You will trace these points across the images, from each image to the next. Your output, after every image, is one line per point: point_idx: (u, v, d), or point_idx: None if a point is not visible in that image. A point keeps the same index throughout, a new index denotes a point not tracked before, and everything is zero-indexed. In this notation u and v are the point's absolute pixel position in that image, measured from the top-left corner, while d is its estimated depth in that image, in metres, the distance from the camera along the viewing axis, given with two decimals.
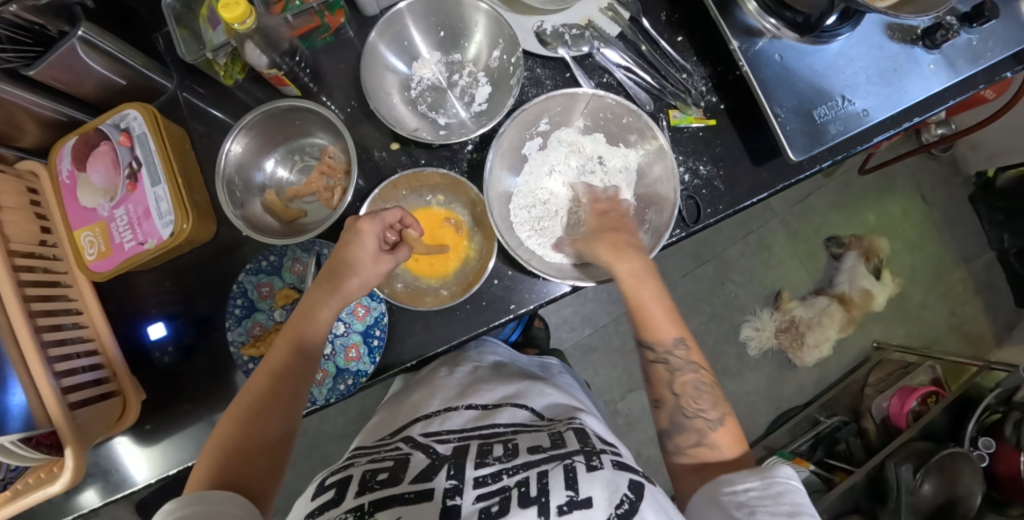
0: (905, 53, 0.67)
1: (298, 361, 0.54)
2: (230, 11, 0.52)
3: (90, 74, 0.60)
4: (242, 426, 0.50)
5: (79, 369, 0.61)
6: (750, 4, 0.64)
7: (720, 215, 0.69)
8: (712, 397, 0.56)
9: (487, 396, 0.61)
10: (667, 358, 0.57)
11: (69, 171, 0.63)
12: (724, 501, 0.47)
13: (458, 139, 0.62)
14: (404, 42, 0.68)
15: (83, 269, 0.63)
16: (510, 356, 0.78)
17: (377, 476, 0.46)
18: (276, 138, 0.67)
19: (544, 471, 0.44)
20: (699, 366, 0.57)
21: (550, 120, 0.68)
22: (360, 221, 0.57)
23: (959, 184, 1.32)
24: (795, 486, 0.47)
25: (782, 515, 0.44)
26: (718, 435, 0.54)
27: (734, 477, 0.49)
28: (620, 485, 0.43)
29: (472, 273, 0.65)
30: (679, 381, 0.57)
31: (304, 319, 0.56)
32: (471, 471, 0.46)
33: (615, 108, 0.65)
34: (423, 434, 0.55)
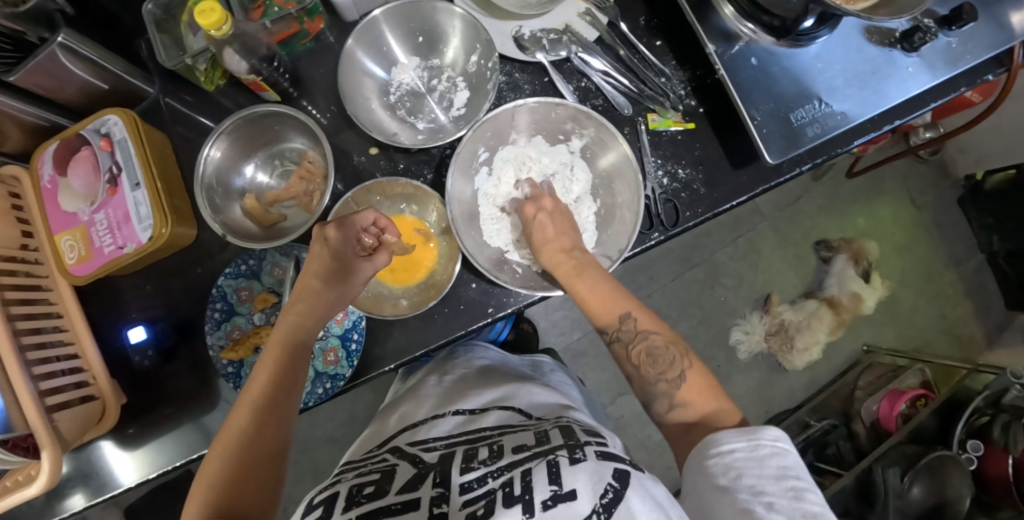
0: (884, 56, 0.67)
1: (280, 391, 0.52)
2: (206, 17, 0.52)
3: (72, 79, 0.61)
4: (230, 461, 0.47)
5: (58, 373, 0.61)
6: (726, 9, 0.65)
7: (698, 218, 0.69)
8: (670, 356, 0.55)
9: (475, 401, 0.62)
10: (619, 335, 0.58)
11: (50, 175, 0.63)
12: (712, 462, 0.46)
13: (435, 143, 0.63)
14: (382, 48, 0.69)
15: (64, 273, 0.63)
16: (500, 358, 0.78)
17: (363, 489, 0.45)
18: (255, 143, 0.67)
19: (527, 469, 0.44)
20: (649, 332, 0.57)
21: (487, 148, 0.68)
22: (330, 228, 0.56)
23: (949, 186, 1.32)
24: (782, 446, 0.46)
25: (768, 479, 0.44)
26: (686, 391, 0.54)
27: (719, 436, 0.47)
28: (604, 475, 0.42)
29: (434, 286, 0.64)
30: (634, 352, 0.57)
31: (290, 332, 0.55)
32: (457, 476, 0.46)
33: (562, 115, 0.66)
34: (409, 445, 0.54)
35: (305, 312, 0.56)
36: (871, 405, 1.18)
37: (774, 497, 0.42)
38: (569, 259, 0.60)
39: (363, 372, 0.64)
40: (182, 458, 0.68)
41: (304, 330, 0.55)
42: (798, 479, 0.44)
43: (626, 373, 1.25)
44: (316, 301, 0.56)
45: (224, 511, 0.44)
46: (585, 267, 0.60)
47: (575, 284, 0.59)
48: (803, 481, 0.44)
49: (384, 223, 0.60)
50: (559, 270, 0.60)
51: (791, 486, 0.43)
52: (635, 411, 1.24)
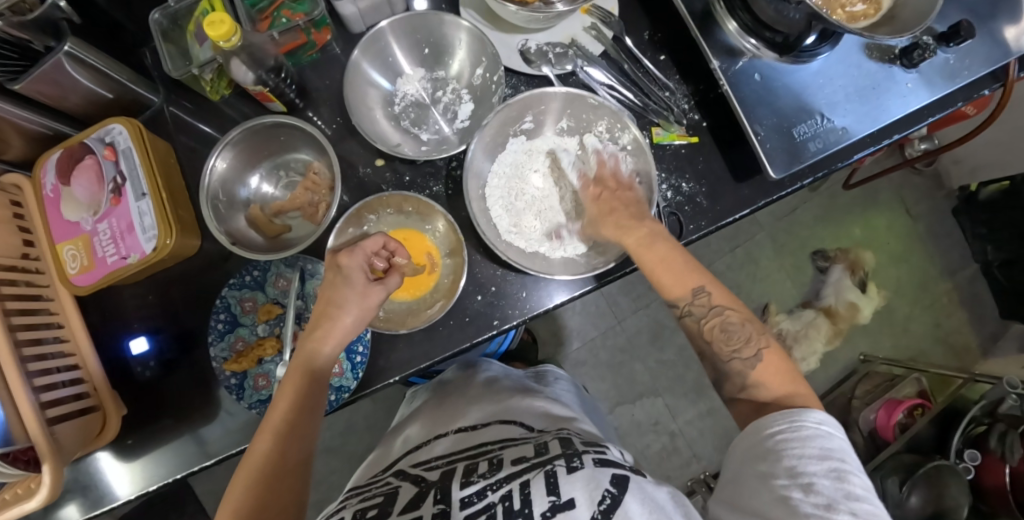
0: (884, 71, 0.68)
1: (300, 416, 0.51)
2: (216, 29, 0.52)
3: (76, 88, 0.61)
4: (252, 490, 0.47)
5: (59, 384, 0.61)
6: (730, 24, 0.66)
7: (702, 231, 0.70)
8: (745, 332, 0.55)
9: (479, 419, 0.61)
10: (690, 310, 0.57)
11: (53, 184, 0.63)
12: (758, 447, 0.47)
13: (440, 155, 0.63)
14: (388, 59, 0.69)
15: (66, 283, 0.63)
16: (504, 371, 0.78)
17: (366, 513, 0.45)
18: (260, 154, 0.67)
19: (526, 481, 0.44)
20: (725, 307, 0.56)
21: (534, 119, 0.68)
22: (341, 255, 0.56)
23: (943, 197, 1.34)
24: (828, 430, 0.46)
25: (811, 459, 0.43)
26: (762, 372, 0.54)
27: (766, 420, 0.48)
28: (602, 482, 0.42)
29: (413, 314, 0.64)
30: (707, 327, 0.56)
31: (309, 359, 0.54)
32: (457, 491, 0.45)
33: (596, 109, 0.66)
34: (411, 466, 0.54)
35: (324, 337, 0.55)
36: (869, 414, 1.19)
37: (817, 477, 0.42)
38: (637, 229, 0.58)
39: (366, 385, 0.64)
40: (182, 471, 0.67)
41: (321, 356, 0.55)
42: (841, 461, 0.43)
43: (625, 382, 1.25)
44: (335, 326, 0.55)
45: None
46: (654, 239, 0.58)
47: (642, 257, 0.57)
48: (848, 463, 0.43)
49: (393, 246, 0.60)
50: (625, 239, 0.58)
51: (835, 467, 0.43)
52: (634, 420, 1.25)
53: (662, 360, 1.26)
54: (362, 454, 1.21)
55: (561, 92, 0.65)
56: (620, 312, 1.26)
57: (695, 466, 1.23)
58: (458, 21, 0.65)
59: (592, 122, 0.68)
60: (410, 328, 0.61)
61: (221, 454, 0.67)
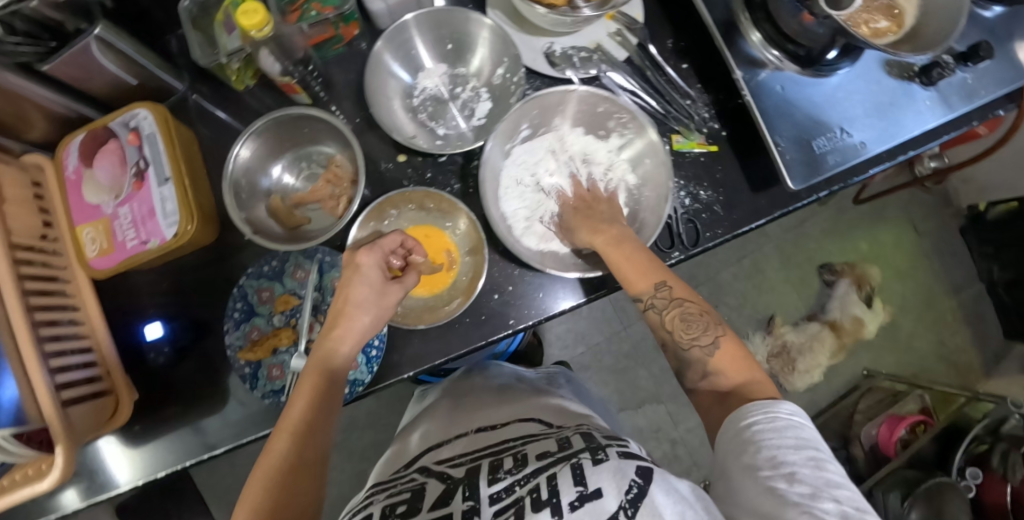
0: (902, 88, 0.69)
1: (318, 416, 0.51)
2: (248, 18, 0.53)
3: (103, 71, 0.61)
4: (273, 489, 0.46)
5: (73, 366, 0.61)
6: (754, 35, 0.67)
7: (718, 239, 0.70)
8: (705, 322, 0.56)
9: (496, 419, 0.62)
10: (653, 303, 0.58)
11: (75, 167, 0.64)
12: (737, 441, 0.47)
13: (449, 151, 0.64)
14: (410, 52, 0.69)
15: (84, 266, 0.63)
16: (516, 374, 0.78)
17: (395, 509, 0.45)
18: (284, 145, 0.67)
19: (553, 474, 0.44)
20: (684, 300, 0.57)
21: (530, 126, 0.68)
22: (359, 254, 0.57)
23: (950, 215, 1.35)
24: (800, 420, 0.46)
25: (788, 448, 0.44)
26: (719, 360, 0.55)
27: (741, 413, 0.48)
28: (627, 472, 0.42)
29: (431, 310, 0.64)
30: (668, 319, 0.57)
31: (327, 358, 0.54)
32: (485, 489, 0.46)
33: (591, 98, 0.66)
34: (435, 463, 0.54)
35: (341, 338, 0.55)
36: (870, 430, 1.19)
37: (797, 466, 0.42)
38: (608, 230, 0.61)
39: (380, 379, 0.64)
40: (190, 459, 0.67)
41: (339, 356, 0.55)
42: (816, 449, 0.44)
43: (628, 388, 1.26)
44: (352, 325, 0.55)
45: None
46: (624, 239, 0.60)
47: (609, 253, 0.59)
48: (822, 451, 0.44)
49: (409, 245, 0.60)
50: (596, 239, 0.61)
51: (812, 456, 0.43)
52: (635, 426, 1.25)
53: (666, 367, 1.26)
54: (363, 451, 1.21)
55: (573, 91, 0.65)
56: (625, 317, 1.26)
57: (695, 474, 1.23)
58: (482, 19, 0.65)
59: (597, 107, 0.67)
60: (428, 324, 0.61)
61: (230, 444, 0.67)
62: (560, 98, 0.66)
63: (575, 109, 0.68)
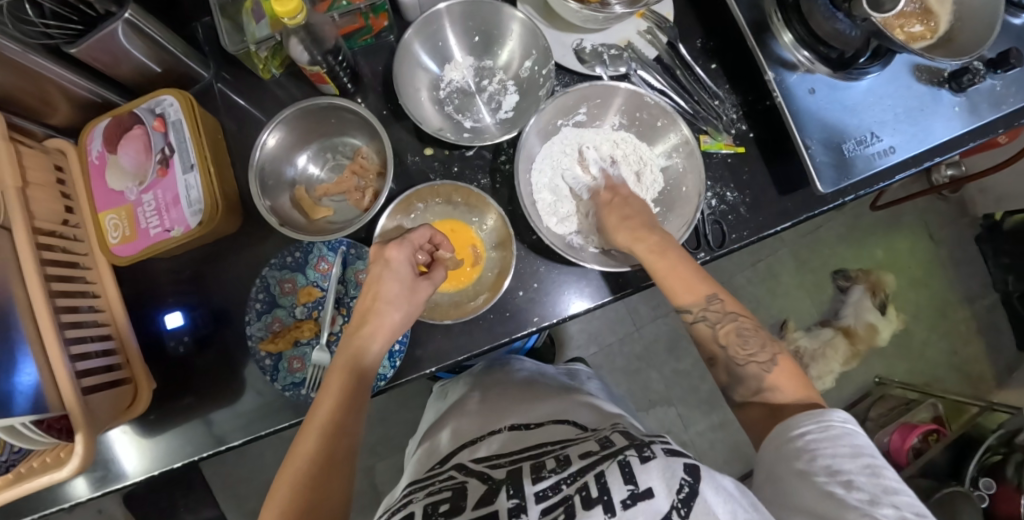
0: (931, 95, 0.69)
1: (345, 414, 0.49)
2: (282, 4, 0.52)
3: (130, 56, 0.61)
4: (302, 489, 0.45)
5: (93, 353, 0.60)
6: (786, 36, 0.66)
7: (744, 241, 0.69)
8: (761, 340, 0.56)
9: (529, 417, 0.61)
10: (704, 315, 0.58)
11: (99, 152, 0.63)
12: (789, 448, 0.48)
13: (486, 141, 0.63)
14: (437, 43, 0.67)
15: (106, 252, 0.63)
16: (537, 369, 0.78)
17: (438, 508, 0.45)
18: (311, 135, 0.66)
19: (600, 471, 0.44)
20: (737, 315, 0.58)
21: (587, 112, 0.68)
22: (389, 248, 0.57)
23: (967, 225, 1.34)
24: (853, 428, 0.47)
25: (844, 456, 0.45)
26: (776, 376, 0.54)
27: (792, 421, 0.49)
28: (677, 471, 0.42)
29: (458, 306, 0.64)
30: (722, 333, 0.57)
31: (356, 357, 0.53)
32: (531, 487, 0.45)
33: (652, 108, 0.66)
34: (472, 461, 0.53)
35: (371, 335, 0.54)
36: (880, 437, 1.19)
37: (854, 474, 0.44)
38: (648, 237, 0.59)
39: (400, 374, 0.63)
40: (205, 451, 0.67)
41: (368, 354, 0.54)
42: (872, 457, 0.45)
43: (639, 390, 1.25)
44: (383, 321, 0.54)
45: None
46: (667, 246, 0.59)
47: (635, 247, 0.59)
48: (877, 458, 0.45)
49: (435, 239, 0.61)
50: (636, 246, 0.59)
51: (868, 463, 0.45)
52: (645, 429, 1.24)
53: (677, 370, 1.26)
54: (372, 446, 1.21)
55: (620, 88, 0.64)
56: (638, 319, 1.26)
57: None
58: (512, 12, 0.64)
59: (654, 120, 0.67)
60: (455, 319, 0.60)
61: (246, 436, 0.66)
62: (612, 92, 0.66)
63: (627, 107, 0.68)
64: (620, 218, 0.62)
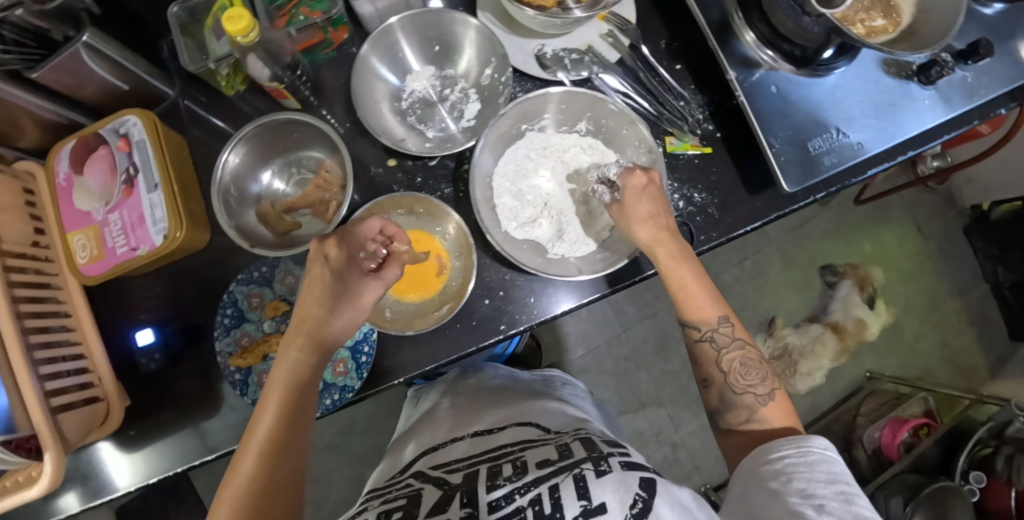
0: (901, 88, 0.68)
1: (285, 428, 0.49)
2: (234, 24, 0.52)
3: (93, 77, 0.61)
4: (242, 509, 0.44)
5: (65, 373, 0.61)
6: (748, 35, 0.66)
7: (712, 242, 0.69)
8: (762, 372, 0.56)
9: (489, 422, 0.61)
10: (712, 335, 0.57)
11: (66, 173, 0.64)
12: (764, 470, 0.47)
13: (440, 152, 0.63)
14: (396, 55, 0.67)
15: (75, 272, 0.63)
16: (511, 376, 0.78)
17: (391, 515, 0.46)
18: (274, 150, 0.67)
19: (555, 485, 0.44)
20: (744, 343, 0.57)
21: (553, 117, 0.68)
22: (331, 244, 0.55)
23: (955, 216, 1.33)
24: (831, 456, 0.47)
25: (819, 482, 0.44)
26: (770, 410, 0.54)
27: (771, 446, 0.49)
28: (632, 485, 0.42)
29: (422, 316, 0.64)
30: (725, 359, 0.57)
31: (296, 368, 0.53)
32: (484, 495, 0.45)
33: (616, 116, 0.66)
34: (432, 467, 0.54)
35: (309, 344, 0.54)
36: (872, 433, 1.18)
37: (826, 499, 0.43)
38: (671, 243, 0.59)
39: (366, 387, 0.63)
40: (183, 464, 0.67)
41: (308, 366, 0.54)
42: (847, 484, 0.44)
43: (629, 391, 1.24)
44: (326, 326, 0.55)
45: None
46: (687, 256, 0.59)
47: (656, 251, 0.59)
48: (853, 487, 0.44)
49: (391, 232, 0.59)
50: (659, 250, 0.59)
51: (842, 490, 0.43)
52: (636, 430, 1.24)
53: (666, 370, 1.25)
54: (362, 454, 1.21)
55: (552, 93, 0.64)
56: (625, 320, 1.26)
57: (697, 478, 1.22)
58: (464, 17, 0.64)
59: (620, 128, 0.67)
60: (417, 330, 0.61)
61: (222, 450, 0.66)
62: (546, 99, 0.65)
63: (594, 114, 0.67)
64: (646, 212, 0.59)
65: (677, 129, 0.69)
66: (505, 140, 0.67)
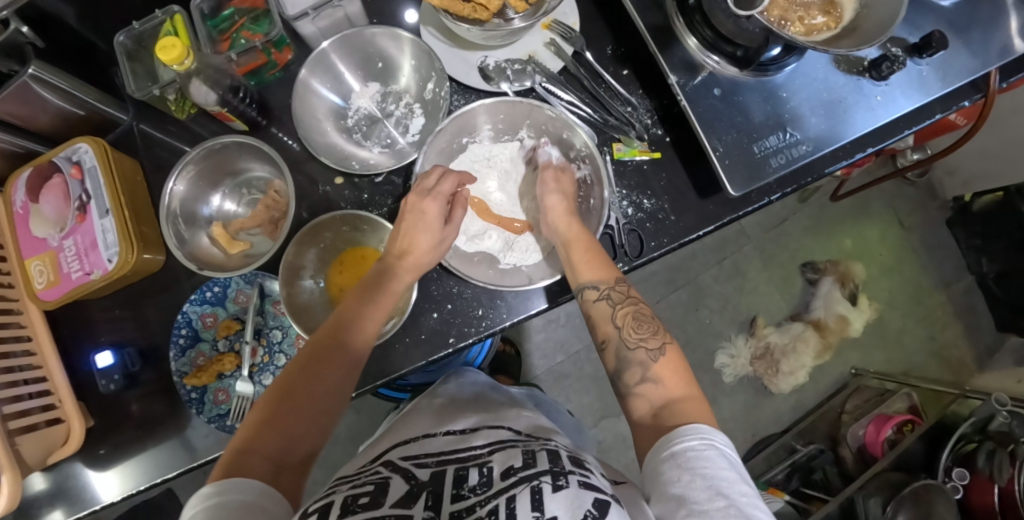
0: (851, 84, 0.66)
1: (340, 334, 0.53)
2: (167, 53, 0.54)
3: (46, 106, 0.62)
4: (279, 397, 0.49)
5: (24, 396, 0.62)
6: (690, 40, 0.65)
7: (663, 248, 0.69)
8: (654, 326, 0.55)
9: (464, 421, 0.58)
10: (607, 295, 0.57)
11: (22, 201, 0.64)
12: (670, 468, 0.43)
13: (377, 169, 0.64)
14: (339, 75, 0.69)
15: (33, 298, 0.64)
16: (491, 384, 0.76)
17: (358, 500, 0.42)
18: (222, 172, 0.68)
19: (512, 495, 0.42)
20: (634, 297, 0.57)
21: (495, 128, 0.70)
22: (441, 177, 0.61)
23: (937, 208, 1.31)
24: (732, 452, 0.44)
25: (724, 482, 0.41)
26: (660, 368, 0.52)
27: (676, 436, 0.45)
28: (585, 501, 0.40)
29: None
30: (621, 314, 0.56)
31: (371, 281, 0.57)
32: (448, 505, 0.42)
33: (555, 122, 0.67)
34: (401, 458, 0.50)
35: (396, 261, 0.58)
36: (857, 430, 1.17)
37: (732, 504, 0.39)
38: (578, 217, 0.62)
39: None
40: (146, 482, 0.67)
41: (385, 279, 0.57)
42: (749, 485, 0.42)
43: (610, 395, 1.24)
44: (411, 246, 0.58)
45: (255, 443, 0.46)
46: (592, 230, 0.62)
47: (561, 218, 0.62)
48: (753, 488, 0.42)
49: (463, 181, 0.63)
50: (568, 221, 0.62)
51: (745, 493, 0.41)
52: (618, 434, 1.23)
53: None
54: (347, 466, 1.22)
55: (474, 109, 0.65)
56: None
57: None
58: (394, 31, 0.66)
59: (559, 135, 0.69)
60: None
61: (183, 468, 0.67)
62: (468, 117, 0.66)
63: (534, 124, 0.69)
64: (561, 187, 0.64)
65: (620, 133, 0.69)
66: (447, 155, 0.69)
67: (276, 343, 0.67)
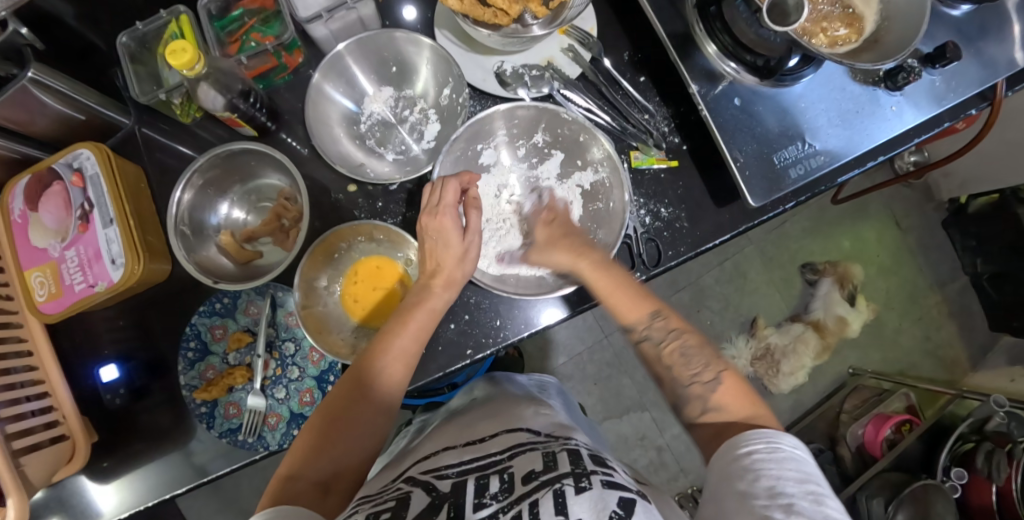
0: (868, 94, 0.66)
1: (386, 355, 0.53)
2: (177, 58, 0.52)
3: (45, 111, 0.60)
4: (329, 419, 0.50)
5: (27, 413, 0.59)
6: (709, 48, 0.64)
7: (681, 257, 0.69)
8: (704, 357, 0.54)
9: (481, 428, 0.56)
10: (648, 333, 0.56)
11: (21, 210, 0.62)
12: (735, 468, 0.43)
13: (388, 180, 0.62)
14: (352, 79, 0.67)
15: (33, 311, 0.61)
16: (508, 379, 0.75)
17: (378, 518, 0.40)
18: (231, 180, 0.67)
19: (534, 501, 0.40)
20: (681, 331, 0.56)
21: (511, 132, 0.68)
22: (449, 182, 0.59)
23: (933, 209, 1.33)
24: (802, 455, 0.42)
25: (788, 480, 0.39)
26: (722, 394, 0.51)
27: (742, 439, 0.45)
28: (609, 503, 0.39)
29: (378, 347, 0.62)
30: (666, 351, 0.55)
31: (412, 299, 0.57)
32: (470, 514, 0.40)
33: (573, 125, 0.66)
34: (422, 472, 0.48)
35: (431, 275, 0.58)
36: (856, 430, 1.18)
37: (795, 498, 0.38)
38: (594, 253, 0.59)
39: None
40: (154, 498, 0.65)
41: (425, 296, 0.57)
42: (818, 484, 0.40)
43: (613, 397, 1.24)
44: (444, 259, 0.58)
45: (307, 465, 0.47)
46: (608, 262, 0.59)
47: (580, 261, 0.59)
48: (823, 487, 0.40)
49: (467, 181, 0.61)
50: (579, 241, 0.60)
51: (813, 490, 0.39)
52: (621, 436, 1.24)
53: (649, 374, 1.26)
54: None
55: (493, 114, 0.64)
56: (607, 326, 1.25)
57: (683, 480, 1.23)
58: (415, 36, 0.64)
59: (574, 136, 0.67)
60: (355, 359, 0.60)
61: (191, 483, 0.65)
62: (487, 121, 0.65)
63: (549, 126, 0.68)
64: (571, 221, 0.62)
65: (636, 140, 0.68)
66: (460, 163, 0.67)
67: (289, 355, 0.66)
